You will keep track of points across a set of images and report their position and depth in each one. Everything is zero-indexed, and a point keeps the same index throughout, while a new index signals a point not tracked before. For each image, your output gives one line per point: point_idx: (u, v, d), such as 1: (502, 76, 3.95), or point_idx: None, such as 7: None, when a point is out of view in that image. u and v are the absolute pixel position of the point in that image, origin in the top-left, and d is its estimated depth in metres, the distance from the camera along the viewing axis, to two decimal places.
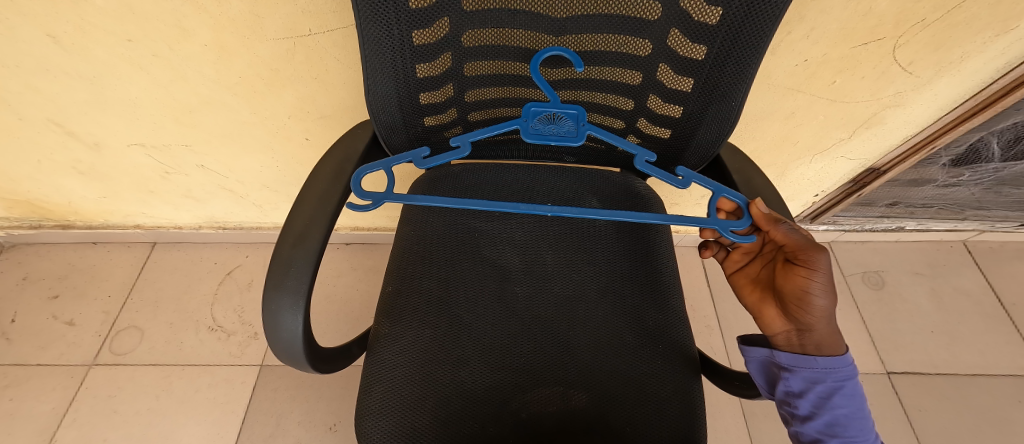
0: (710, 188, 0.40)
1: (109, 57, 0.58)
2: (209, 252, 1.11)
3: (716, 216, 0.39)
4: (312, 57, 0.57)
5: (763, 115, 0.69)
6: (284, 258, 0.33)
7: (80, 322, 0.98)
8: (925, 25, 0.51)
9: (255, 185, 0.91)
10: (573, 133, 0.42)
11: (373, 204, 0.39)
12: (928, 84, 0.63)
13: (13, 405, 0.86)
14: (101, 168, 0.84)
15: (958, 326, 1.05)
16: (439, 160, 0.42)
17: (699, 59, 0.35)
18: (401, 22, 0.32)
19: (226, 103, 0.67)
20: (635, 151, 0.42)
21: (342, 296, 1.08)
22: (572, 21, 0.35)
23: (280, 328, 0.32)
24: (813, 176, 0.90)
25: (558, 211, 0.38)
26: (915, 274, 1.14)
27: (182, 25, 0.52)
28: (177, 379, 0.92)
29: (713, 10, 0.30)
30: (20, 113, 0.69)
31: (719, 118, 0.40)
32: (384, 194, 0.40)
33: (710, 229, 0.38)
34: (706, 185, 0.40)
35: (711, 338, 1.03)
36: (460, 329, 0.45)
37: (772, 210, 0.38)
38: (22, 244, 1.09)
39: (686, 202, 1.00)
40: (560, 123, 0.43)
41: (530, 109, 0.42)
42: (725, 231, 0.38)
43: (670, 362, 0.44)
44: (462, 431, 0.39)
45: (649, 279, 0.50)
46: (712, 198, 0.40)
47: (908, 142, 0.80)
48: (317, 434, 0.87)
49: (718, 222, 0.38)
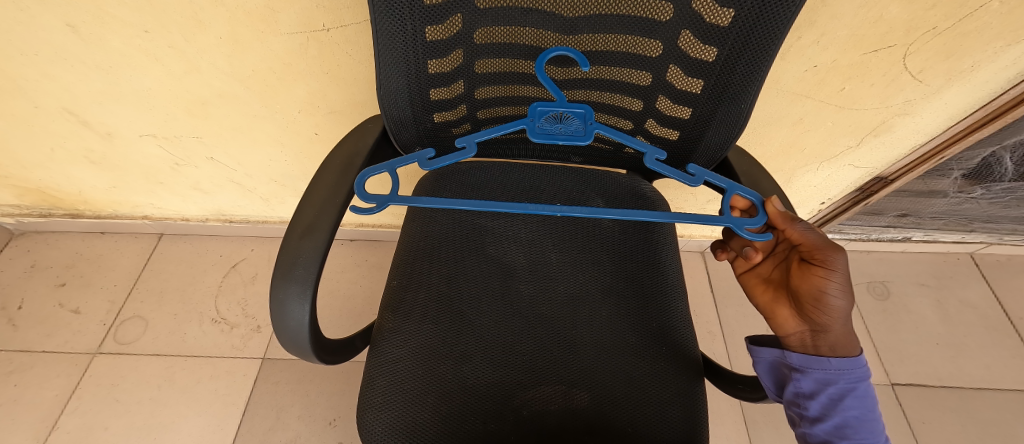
0: (722, 185, 0.40)
1: (125, 48, 0.59)
2: (215, 245, 1.12)
3: (729, 214, 0.38)
4: (324, 52, 0.57)
5: (770, 121, 0.69)
6: (292, 249, 0.33)
7: (85, 311, 0.99)
8: (936, 32, 0.51)
9: (263, 178, 0.91)
10: (582, 131, 0.43)
11: (377, 205, 0.39)
12: (937, 93, 0.63)
13: (16, 391, 0.87)
14: (113, 158, 0.85)
15: (964, 339, 1.04)
16: (444, 160, 0.42)
17: (709, 61, 0.35)
18: (415, 18, 0.33)
19: (237, 96, 0.68)
20: (643, 149, 0.42)
21: (345, 292, 1.08)
22: (584, 20, 0.36)
23: (288, 317, 0.32)
24: (819, 184, 0.90)
25: (565, 210, 0.38)
26: (920, 285, 1.13)
27: (199, 17, 0.52)
28: (180, 369, 0.92)
29: (725, 12, 0.30)
30: (36, 101, 0.70)
31: (728, 121, 0.40)
32: (389, 196, 0.39)
33: (724, 227, 0.38)
34: (718, 183, 0.40)
35: (713, 344, 1.02)
36: (463, 326, 0.45)
37: (787, 210, 0.38)
38: (31, 232, 1.10)
39: (692, 206, 1.01)
40: (567, 122, 0.43)
41: (536, 109, 0.43)
42: (739, 229, 0.37)
43: (675, 364, 0.44)
44: (463, 427, 0.39)
45: (654, 282, 0.50)
46: (725, 195, 0.40)
47: (916, 151, 0.79)
48: (316, 429, 0.87)
49: (731, 220, 0.37)
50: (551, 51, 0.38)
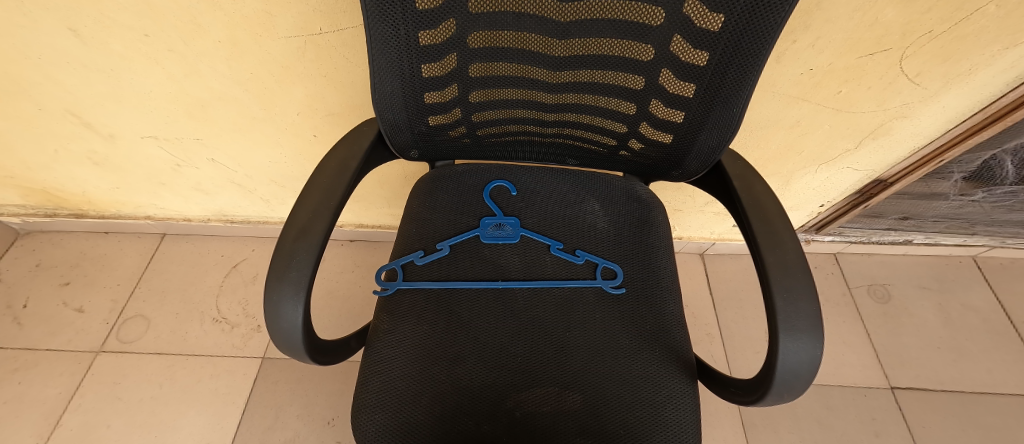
0: (597, 259, 0.52)
1: (126, 51, 0.60)
2: (216, 245, 1.13)
3: (599, 277, 0.50)
4: (321, 56, 0.58)
5: (767, 123, 0.69)
6: (286, 250, 0.34)
7: (88, 310, 1.00)
8: (932, 36, 0.51)
9: (263, 180, 0.92)
10: (513, 234, 0.54)
11: (390, 290, 0.48)
12: (935, 96, 0.63)
13: (20, 389, 0.88)
14: (116, 159, 0.87)
15: (965, 343, 1.03)
16: (434, 254, 0.51)
17: (700, 65, 0.35)
18: (408, 22, 0.33)
19: (237, 99, 0.68)
20: (554, 241, 0.53)
21: (344, 292, 1.09)
22: (576, 25, 0.36)
23: (281, 318, 0.32)
24: (818, 187, 0.89)
25: (503, 285, 0.49)
26: (921, 288, 1.12)
27: (198, 21, 0.53)
28: (181, 368, 0.93)
29: (715, 16, 0.30)
30: (40, 103, 0.71)
31: (720, 124, 0.40)
32: (399, 282, 0.49)
33: (594, 288, 0.50)
34: (595, 258, 0.52)
35: (712, 346, 1.02)
36: (458, 327, 0.46)
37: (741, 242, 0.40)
38: (36, 232, 1.12)
39: (690, 209, 1.01)
40: (505, 229, 0.54)
41: (484, 221, 0.55)
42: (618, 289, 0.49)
43: (668, 367, 0.44)
44: (455, 427, 0.40)
45: (647, 283, 0.50)
46: (598, 264, 0.51)
47: (915, 154, 0.79)
48: (314, 428, 0.88)
49: (596, 282, 0.50)
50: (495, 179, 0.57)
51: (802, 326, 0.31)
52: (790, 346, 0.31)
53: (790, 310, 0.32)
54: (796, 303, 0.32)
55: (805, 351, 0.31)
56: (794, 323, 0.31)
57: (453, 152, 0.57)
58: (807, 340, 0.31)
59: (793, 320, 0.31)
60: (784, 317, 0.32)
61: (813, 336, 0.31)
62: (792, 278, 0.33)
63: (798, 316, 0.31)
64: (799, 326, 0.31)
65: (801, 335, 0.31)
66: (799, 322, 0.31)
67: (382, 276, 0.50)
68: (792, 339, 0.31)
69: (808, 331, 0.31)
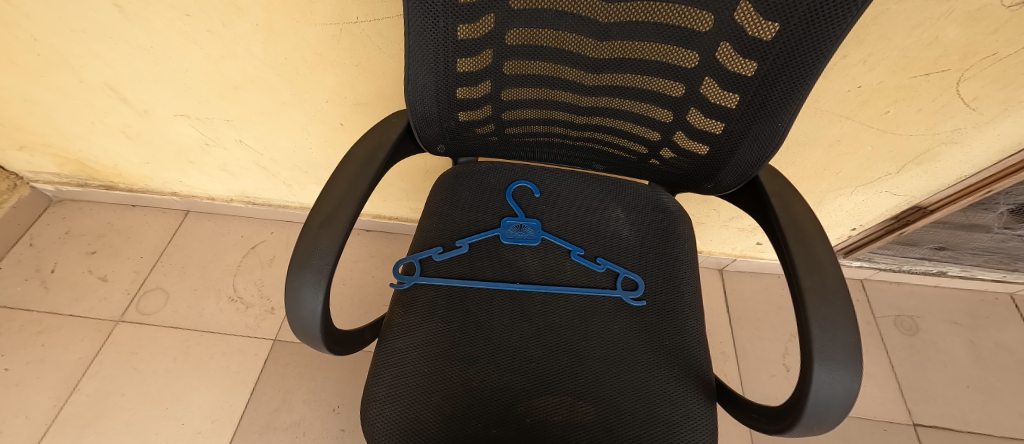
0: (618, 270, 0.50)
1: (166, 30, 0.61)
2: (237, 225, 1.15)
3: (619, 287, 0.49)
4: (354, 44, 0.58)
5: (806, 140, 0.66)
6: (309, 237, 0.33)
7: (112, 279, 1.03)
8: (995, 59, 0.48)
9: (287, 164, 0.93)
10: (533, 236, 0.53)
11: (406, 283, 0.48)
12: (991, 122, 0.59)
13: (43, 351, 0.91)
14: (148, 135, 0.89)
15: (997, 384, 0.98)
16: (452, 253, 0.51)
17: (748, 75, 0.34)
18: (448, 15, 0.33)
19: (269, 83, 0.69)
20: (575, 248, 0.52)
21: (357, 281, 1.09)
22: (618, 27, 0.35)
23: (301, 306, 0.32)
24: (852, 209, 0.86)
25: (520, 288, 0.49)
26: (952, 323, 1.07)
27: (238, 4, 0.54)
28: (195, 343, 0.95)
29: (770, 26, 0.29)
30: (81, 76, 0.73)
31: (762, 138, 0.38)
32: (416, 276, 0.49)
33: (613, 298, 0.49)
34: (616, 268, 0.50)
35: (726, 365, 0.99)
36: (472, 327, 0.45)
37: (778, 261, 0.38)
38: (68, 200, 1.16)
39: (714, 223, 0.98)
40: (525, 231, 0.53)
41: (506, 221, 0.54)
42: (632, 302, 0.48)
43: (686, 386, 0.42)
44: (463, 429, 0.39)
45: (668, 297, 0.49)
46: (619, 275, 0.50)
47: (961, 183, 0.75)
48: (319, 414, 0.88)
49: (616, 292, 0.48)
50: (518, 182, 0.57)
51: (839, 357, 0.29)
52: (825, 377, 0.29)
53: (826, 339, 0.30)
54: (833, 332, 0.30)
55: (841, 384, 0.29)
56: (830, 352, 0.29)
57: (478, 149, 0.56)
58: (844, 371, 0.29)
59: (829, 350, 0.30)
60: (820, 347, 0.30)
61: (849, 369, 0.29)
62: (830, 306, 0.31)
63: (835, 346, 0.30)
64: (836, 357, 0.29)
65: (836, 366, 0.29)
66: (835, 353, 0.29)
67: (399, 269, 0.50)
68: (826, 369, 0.29)
69: (844, 363, 0.29)
